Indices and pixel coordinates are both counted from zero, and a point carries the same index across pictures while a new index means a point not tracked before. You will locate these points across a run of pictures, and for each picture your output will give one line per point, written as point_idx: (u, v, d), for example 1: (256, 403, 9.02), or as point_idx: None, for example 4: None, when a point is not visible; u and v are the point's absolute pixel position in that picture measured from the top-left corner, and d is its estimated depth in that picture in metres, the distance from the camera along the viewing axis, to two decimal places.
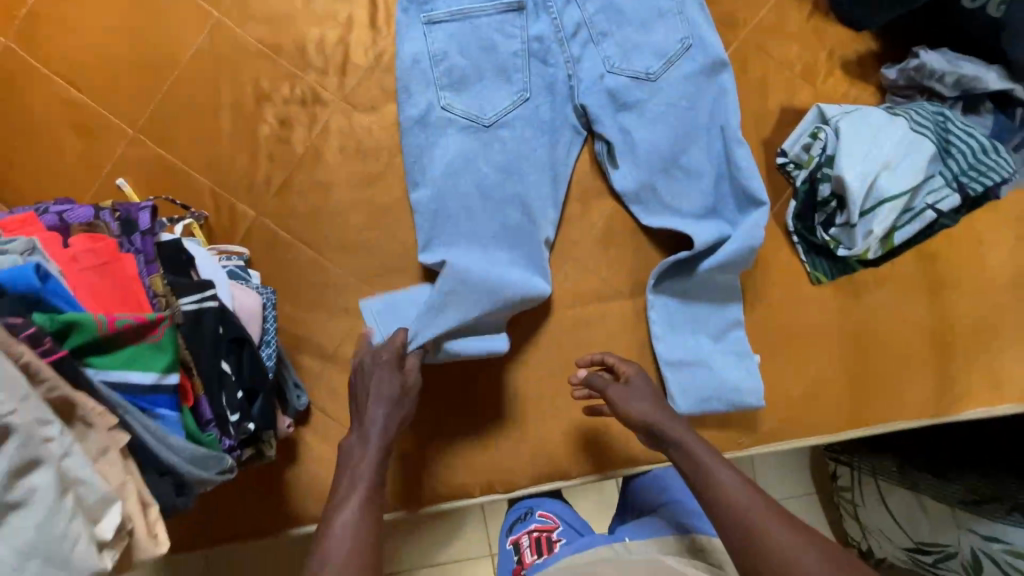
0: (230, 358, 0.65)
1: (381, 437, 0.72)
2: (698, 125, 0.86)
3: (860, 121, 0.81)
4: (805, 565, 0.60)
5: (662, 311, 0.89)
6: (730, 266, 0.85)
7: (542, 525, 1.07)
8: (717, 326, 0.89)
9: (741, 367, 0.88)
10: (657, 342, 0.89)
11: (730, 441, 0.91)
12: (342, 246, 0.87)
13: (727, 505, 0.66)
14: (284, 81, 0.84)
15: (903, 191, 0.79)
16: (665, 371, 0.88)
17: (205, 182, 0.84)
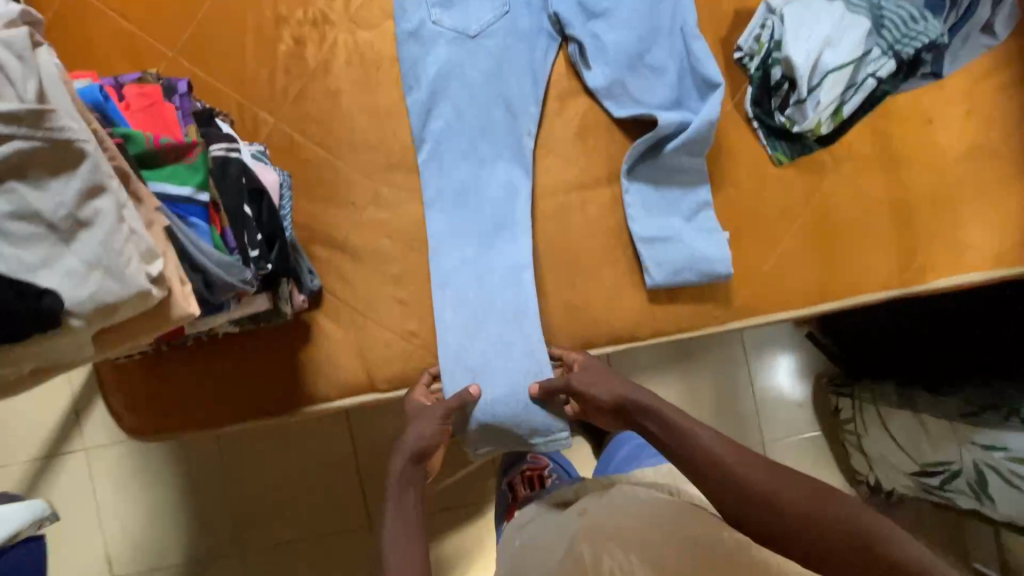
0: (251, 206, 0.76)
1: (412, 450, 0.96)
2: (661, 27, 0.97)
3: (803, 7, 0.91)
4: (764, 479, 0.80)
5: (637, 194, 0.98)
6: (692, 145, 0.94)
7: (533, 465, 1.25)
8: (686, 209, 0.98)
9: (709, 242, 0.96)
10: (632, 223, 0.97)
11: (706, 313, 0.99)
12: (349, 145, 0.99)
13: (710, 459, 0.84)
14: (298, 6, 0.98)
15: (845, 63, 0.88)
16: (641, 248, 0.97)
17: (232, 95, 0.98)
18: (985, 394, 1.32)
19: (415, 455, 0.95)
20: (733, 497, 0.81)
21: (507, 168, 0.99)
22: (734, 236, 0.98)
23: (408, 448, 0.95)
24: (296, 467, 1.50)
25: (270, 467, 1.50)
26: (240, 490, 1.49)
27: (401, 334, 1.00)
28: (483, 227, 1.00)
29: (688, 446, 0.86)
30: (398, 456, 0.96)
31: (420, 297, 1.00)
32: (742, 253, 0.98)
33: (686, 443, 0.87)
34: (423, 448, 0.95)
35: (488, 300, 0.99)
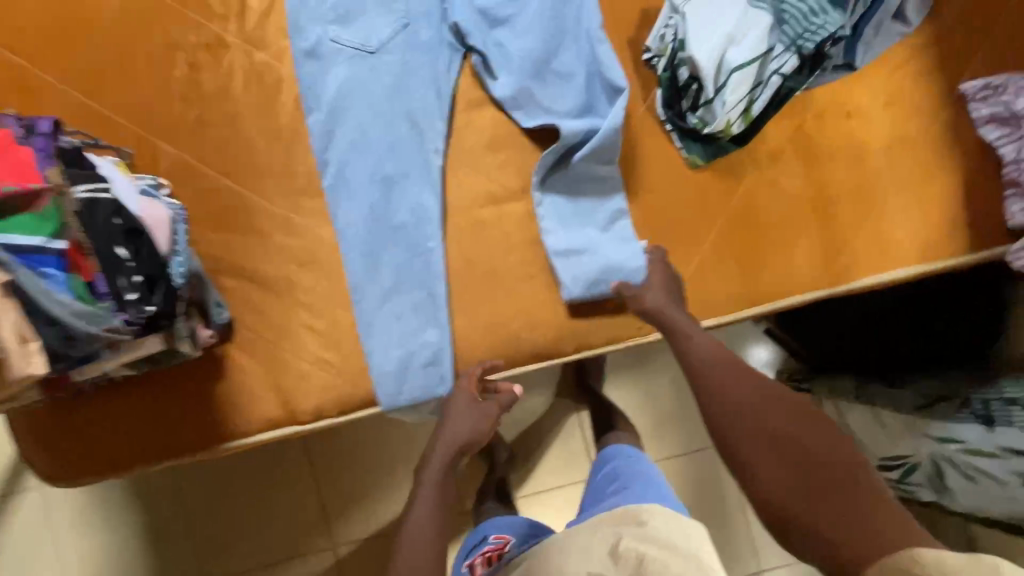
0: (128, 246, 0.73)
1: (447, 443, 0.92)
2: (566, 33, 0.94)
3: (705, 4, 0.87)
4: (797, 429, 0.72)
5: (552, 203, 0.95)
6: (602, 152, 0.92)
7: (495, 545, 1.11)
8: (601, 219, 0.95)
9: (623, 250, 0.94)
10: (546, 236, 0.94)
11: (629, 325, 0.97)
12: (253, 172, 0.96)
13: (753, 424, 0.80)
14: (192, 30, 0.95)
15: (748, 61, 0.84)
16: (555, 261, 0.94)
17: (130, 126, 0.95)
18: (939, 386, 1.29)
19: (459, 446, 0.92)
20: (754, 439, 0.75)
21: (414, 187, 0.94)
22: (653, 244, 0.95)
23: (450, 435, 0.92)
24: (256, 511, 1.45)
25: (229, 511, 1.45)
26: (197, 535, 1.44)
27: (318, 363, 0.97)
28: (392, 251, 0.95)
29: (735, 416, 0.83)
30: (439, 448, 0.92)
31: (333, 324, 0.96)
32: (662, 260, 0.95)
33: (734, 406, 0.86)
34: (469, 437, 0.93)
35: (406, 333, 0.95)
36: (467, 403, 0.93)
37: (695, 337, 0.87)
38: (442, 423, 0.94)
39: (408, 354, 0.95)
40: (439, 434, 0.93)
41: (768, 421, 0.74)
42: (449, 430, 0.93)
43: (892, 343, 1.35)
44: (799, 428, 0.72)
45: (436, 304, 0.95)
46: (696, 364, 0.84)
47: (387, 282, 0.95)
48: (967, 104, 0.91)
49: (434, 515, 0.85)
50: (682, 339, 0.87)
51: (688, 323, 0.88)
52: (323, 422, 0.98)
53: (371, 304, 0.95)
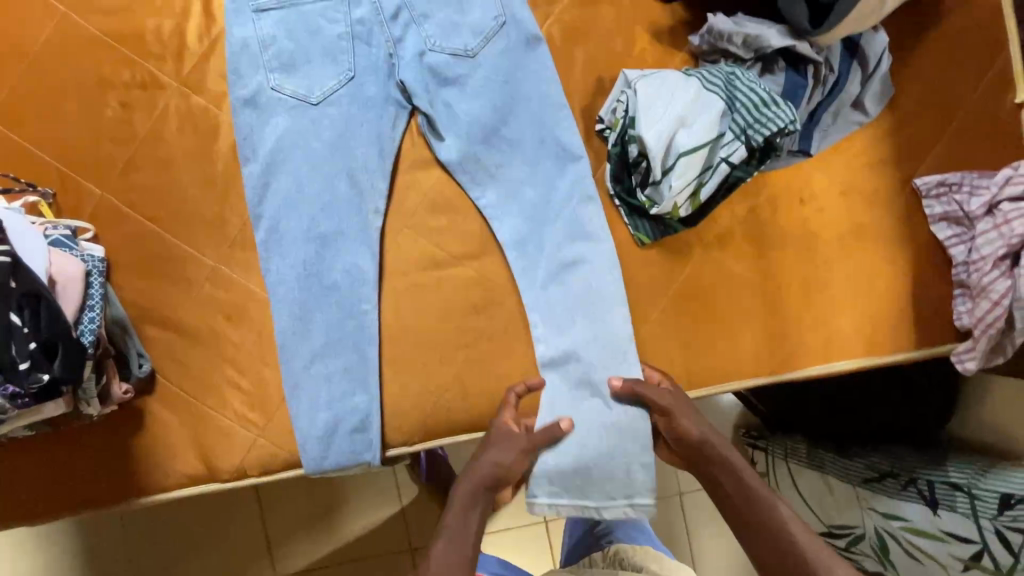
0: (23, 312, 0.69)
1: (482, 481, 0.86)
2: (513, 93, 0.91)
3: (657, 83, 0.84)
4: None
5: (520, 268, 0.92)
6: (578, 229, 0.91)
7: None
8: (586, 297, 0.91)
9: (629, 350, 0.90)
10: (538, 344, 0.91)
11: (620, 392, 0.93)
12: (182, 220, 0.92)
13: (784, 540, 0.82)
14: (125, 67, 0.90)
15: (697, 146, 0.81)
16: (546, 372, 0.91)
17: (54, 163, 0.90)
18: (883, 461, 1.22)
19: (492, 479, 0.86)
20: None
21: (350, 247, 0.91)
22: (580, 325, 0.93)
23: (493, 460, 0.86)
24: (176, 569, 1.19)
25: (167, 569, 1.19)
26: None
27: (241, 422, 0.93)
28: (325, 312, 0.91)
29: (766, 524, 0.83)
30: (468, 480, 0.87)
31: (260, 383, 0.93)
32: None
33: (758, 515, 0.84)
34: (499, 472, 0.86)
35: (333, 397, 0.92)
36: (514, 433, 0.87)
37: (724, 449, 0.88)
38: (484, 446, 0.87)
39: (336, 419, 0.92)
40: (475, 465, 0.87)
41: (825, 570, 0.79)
42: (499, 451, 0.86)
43: (859, 413, 1.26)
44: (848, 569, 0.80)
45: (366, 369, 0.91)
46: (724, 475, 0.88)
47: (315, 343, 0.91)
48: (921, 199, 0.89)
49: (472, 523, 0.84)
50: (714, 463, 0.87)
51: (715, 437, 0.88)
52: (244, 482, 0.94)
53: (299, 365, 0.91)
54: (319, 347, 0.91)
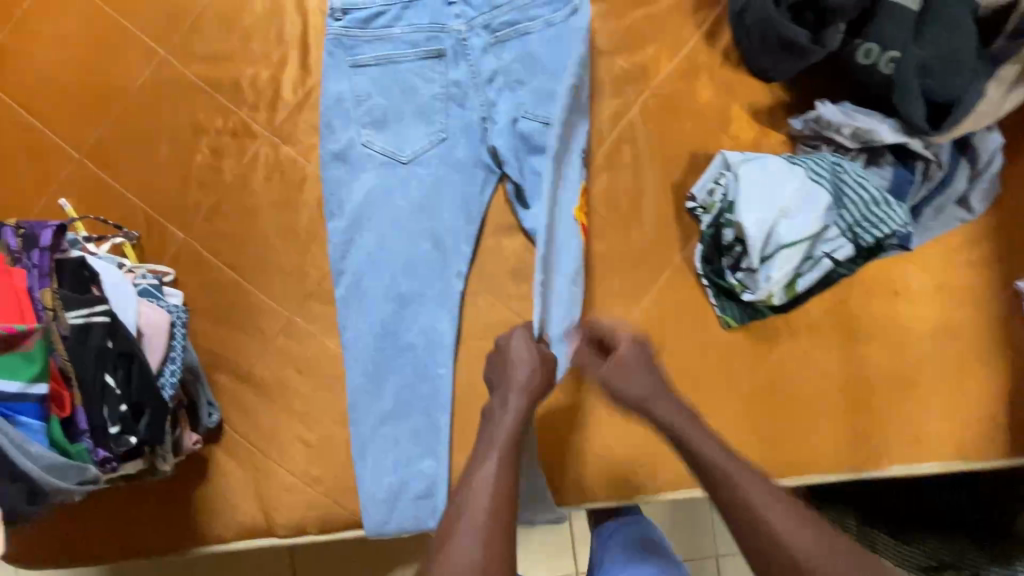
0: (117, 372, 0.68)
1: (521, 398, 0.74)
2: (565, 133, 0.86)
3: (760, 169, 0.82)
4: None
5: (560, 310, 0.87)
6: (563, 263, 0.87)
7: None
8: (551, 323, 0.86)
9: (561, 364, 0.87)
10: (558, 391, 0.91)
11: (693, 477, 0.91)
12: (263, 270, 0.91)
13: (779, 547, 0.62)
14: (219, 114, 0.90)
15: (799, 238, 0.80)
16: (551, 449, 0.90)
17: (141, 205, 0.91)
18: (946, 548, 1.06)
19: (530, 394, 0.74)
20: None
21: (429, 309, 0.90)
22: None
23: (516, 409, 0.73)
24: None
25: None
26: None
27: (304, 479, 0.91)
28: (398, 373, 0.90)
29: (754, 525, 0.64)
30: (510, 394, 0.74)
31: (326, 440, 0.91)
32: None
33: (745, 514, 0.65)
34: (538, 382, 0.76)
35: (400, 462, 0.90)
36: (524, 376, 0.76)
37: (711, 442, 0.70)
38: (497, 399, 0.75)
39: (401, 484, 0.90)
40: (507, 378, 0.76)
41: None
42: (519, 395, 0.74)
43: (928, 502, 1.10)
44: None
45: (436, 435, 0.90)
46: (710, 480, 0.68)
47: (387, 404, 0.90)
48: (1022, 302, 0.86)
49: (497, 483, 0.66)
50: (696, 462, 0.70)
51: (698, 428, 0.72)
52: (300, 539, 0.92)
53: (368, 425, 0.90)
54: (393, 409, 0.90)
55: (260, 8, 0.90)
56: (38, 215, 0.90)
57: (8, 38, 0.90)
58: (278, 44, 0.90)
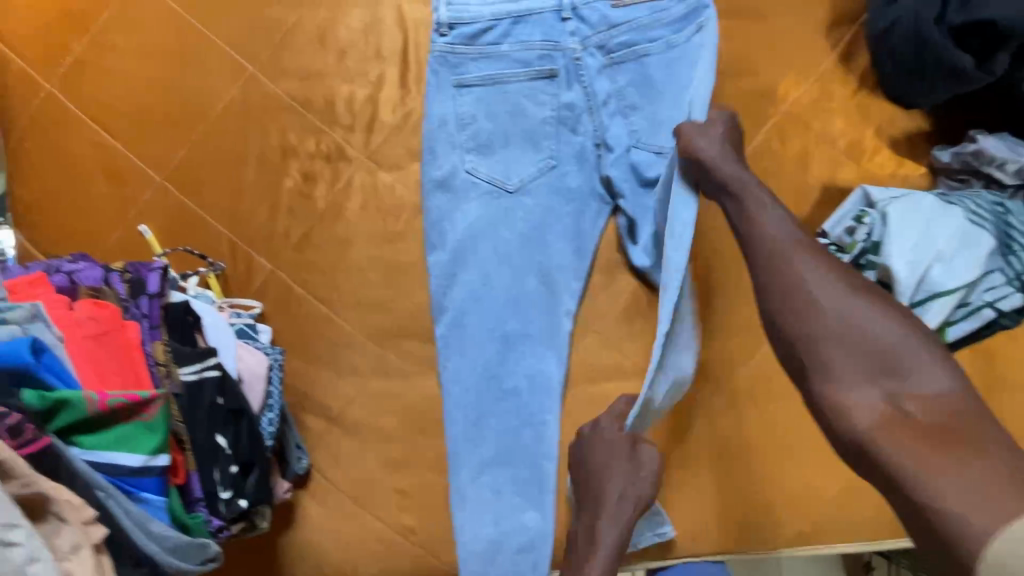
0: (226, 431, 0.62)
1: (612, 525, 0.74)
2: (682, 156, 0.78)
3: (910, 207, 0.75)
4: (903, 366, 0.51)
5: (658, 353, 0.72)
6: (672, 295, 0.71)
7: None
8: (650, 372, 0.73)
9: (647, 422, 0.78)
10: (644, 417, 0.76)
11: (817, 531, 0.85)
12: (356, 304, 0.84)
13: (810, 300, 0.55)
14: (311, 136, 0.83)
15: (959, 285, 0.73)
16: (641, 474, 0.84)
17: (224, 233, 0.84)
18: None
19: (620, 517, 0.74)
20: (845, 361, 0.53)
21: (533, 349, 0.83)
22: (768, 453, 0.86)
23: (608, 542, 0.73)
24: None
25: None
26: None
27: (398, 529, 0.85)
28: (501, 418, 0.84)
29: (788, 283, 0.57)
30: (602, 520, 0.74)
31: (421, 487, 0.85)
32: (789, 460, 0.86)
33: (785, 271, 0.57)
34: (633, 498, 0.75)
35: (502, 514, 0.84)
36: (612, 498, 0.75)
37: (765, 207, 0.62)
38: (585, 525, 0.76)
39: (502, 537, 0.83)
40: (596, 504, 0.75)
41: (874, 339, 0.53)
42: (607, 522, 0.74)
43: None
44: (908, 354, 0.52)
45: (541, 485, 0.83)
46: (758, 240, 0.60)
47: (488, 451, 0.84)
48: None
49: None
50: (744, 226, 0.62)
51: (755, 191, 0.63)
52: None
53: (467, 473, 0.84)
54: (496, 456, 0.84)
55: (357, 21, 0.83)
56: (115, 242, 0.84)
57: (87, 52, 0.83)
58: (376, 60, 0.83)
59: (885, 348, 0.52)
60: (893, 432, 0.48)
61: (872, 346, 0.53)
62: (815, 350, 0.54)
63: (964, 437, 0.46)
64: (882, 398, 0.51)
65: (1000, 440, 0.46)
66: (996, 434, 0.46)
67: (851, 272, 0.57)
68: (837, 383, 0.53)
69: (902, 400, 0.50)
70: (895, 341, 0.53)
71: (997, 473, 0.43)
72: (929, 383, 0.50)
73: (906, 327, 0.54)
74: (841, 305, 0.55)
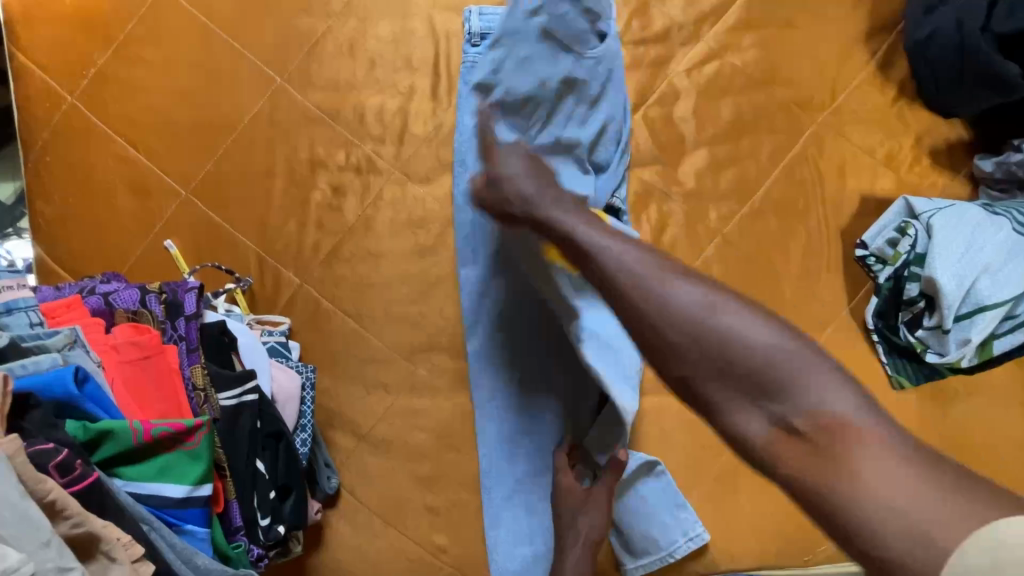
0: (265, 455, 0.61)
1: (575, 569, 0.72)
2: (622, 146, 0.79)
3: (956, 218, 0.74)
4: (781, 377, 0.41)
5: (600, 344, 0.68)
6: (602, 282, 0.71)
7: None
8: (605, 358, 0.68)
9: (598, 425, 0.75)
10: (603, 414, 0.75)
11: None
12: (386, 319, 0.82)
13: (662, 329, 0.45)
14: (340, 148, 0.82)
15: (1005, 299, 0.72)
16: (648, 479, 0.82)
17: (251, 247, 0.82)
18: None
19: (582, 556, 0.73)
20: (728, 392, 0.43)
21: (566, 365, 0.80)
22: None
23: None
24: None
25: None
26: None
27: (429, 548, 0.83)
28: (536, 435, 0.82)
29: (638, 313, 0.47)
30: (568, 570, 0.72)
31: (453, 506, 0.83)
32: None
33: (627, 298, 0.47)
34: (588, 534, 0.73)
35: (535, 534, 0.81)
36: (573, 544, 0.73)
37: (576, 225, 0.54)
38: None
39: (536, 558, 0.81)
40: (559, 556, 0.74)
41: (739, 354, 0.42)
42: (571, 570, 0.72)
43: None
44: (784, 357, 0.42)
45: None
46: (591, 266, 0.51)
47: (521, 469, 0.82)
48: None
49: None
50: (586, 256, 0.52)
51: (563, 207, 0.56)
52: None
53: (500, 493, 0.82)
54: (530, 474, 0.82)
55: (387, 31, 0.82)
56: (140, 258, 0.82)
57: (111, 66, 0.82)
58: (407, 71, 0.82)
59: (759, 361, 0.42)
60: (790, 461, 0.40)
61: (740, 370, 0.42)
62: (696, 388, 0.44)
63: (852, 445, 0.38)
64: (769, 427, 0.41)
65: (895, 445, 0.37)
66: (879, 427, 0.38)
67: (686, 271, 0.47)
68: (727, 418, 0.43)
69: (793, 415, 0.41)
70: (769, 352, 0.42)
71: (917, 486, 0.36)
72: (817, 393, 0.40)
73: (780, 329, 0.43)
74: (691, 323, 0.44)
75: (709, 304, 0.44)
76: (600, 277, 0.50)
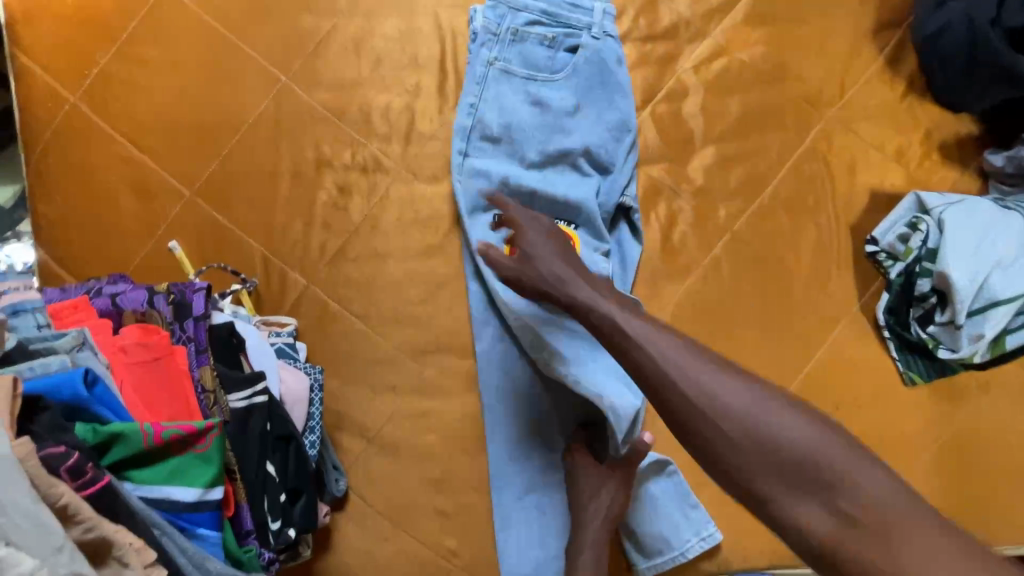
0: (275, 457, 0.60)
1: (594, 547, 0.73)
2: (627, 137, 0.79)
3: (968, 214, 0.74)
4: (823, 461, 0.43)
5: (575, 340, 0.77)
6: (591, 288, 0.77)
7: None
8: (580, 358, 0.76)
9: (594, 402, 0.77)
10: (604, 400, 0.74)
11: None
12: (394, 319, 0.82)
13: (703, 414, 0.48)
14: (346, 147, 0.81)
15: (1018, 293, 0.72)
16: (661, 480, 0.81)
17: (256, 247, 0.81)
18: None
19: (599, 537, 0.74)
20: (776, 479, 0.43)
21: None
22: None
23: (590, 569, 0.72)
24: None
25: None
26: None
27: (438, 551, 0.82)
28: (547, 434, 0.81)
29: (676, 397, 0.50)
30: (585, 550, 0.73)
31: (463, 508, 0.82)
32: None
33: (663, 383, 0.51)
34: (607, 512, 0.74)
35: (547, 535, 0.81)
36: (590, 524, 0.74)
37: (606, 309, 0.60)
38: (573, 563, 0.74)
39: (548, 559, 0.80)
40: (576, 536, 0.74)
41: (778, 438, 0.44)
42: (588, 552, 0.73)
43: None
44: (822, 443, 0.43)
45: None
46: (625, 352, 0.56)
47: (533, 468, 0.81)
48: None
49: None
50: (619, 343, 0.57)
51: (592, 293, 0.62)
52: None
53: (511, 493, 0.81)
54: (542, 473, 0.81)
55: (393, 30, 0.81)
56: (144, 259, 0.81)
57: (113, 66, 0.81)
58: (413, 69, 0.81)
59: (798, 444, 0.44)
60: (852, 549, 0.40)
61: (781, 453, 0.44)
62: (743, 475, 0.45)
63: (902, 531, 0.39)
64: (825, 515, 0.41)
65: (938, 524, 0.39)
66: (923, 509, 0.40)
67: (714, 358, 0.52)
68: (782, 509, 0.43)
69: (847, 503, 0.41)
70: (806, 441, 0.44)
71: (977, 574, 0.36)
72: (860, 478, 0.41)
73: (819, 419, 0.45)
74: (728, 406, 0.47)
75: (738, 385, 0.48)
76: (636, 366, 0.55)
